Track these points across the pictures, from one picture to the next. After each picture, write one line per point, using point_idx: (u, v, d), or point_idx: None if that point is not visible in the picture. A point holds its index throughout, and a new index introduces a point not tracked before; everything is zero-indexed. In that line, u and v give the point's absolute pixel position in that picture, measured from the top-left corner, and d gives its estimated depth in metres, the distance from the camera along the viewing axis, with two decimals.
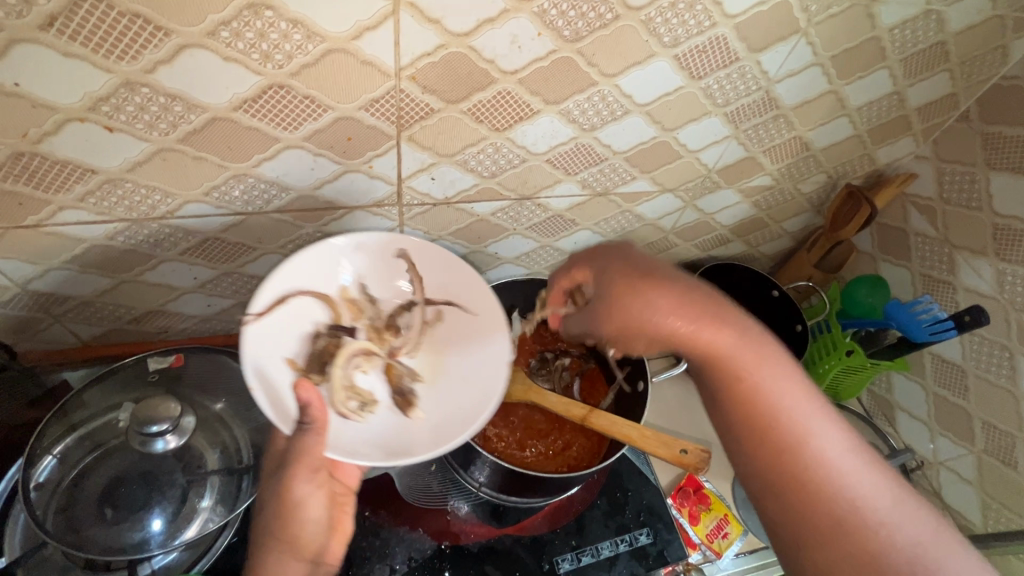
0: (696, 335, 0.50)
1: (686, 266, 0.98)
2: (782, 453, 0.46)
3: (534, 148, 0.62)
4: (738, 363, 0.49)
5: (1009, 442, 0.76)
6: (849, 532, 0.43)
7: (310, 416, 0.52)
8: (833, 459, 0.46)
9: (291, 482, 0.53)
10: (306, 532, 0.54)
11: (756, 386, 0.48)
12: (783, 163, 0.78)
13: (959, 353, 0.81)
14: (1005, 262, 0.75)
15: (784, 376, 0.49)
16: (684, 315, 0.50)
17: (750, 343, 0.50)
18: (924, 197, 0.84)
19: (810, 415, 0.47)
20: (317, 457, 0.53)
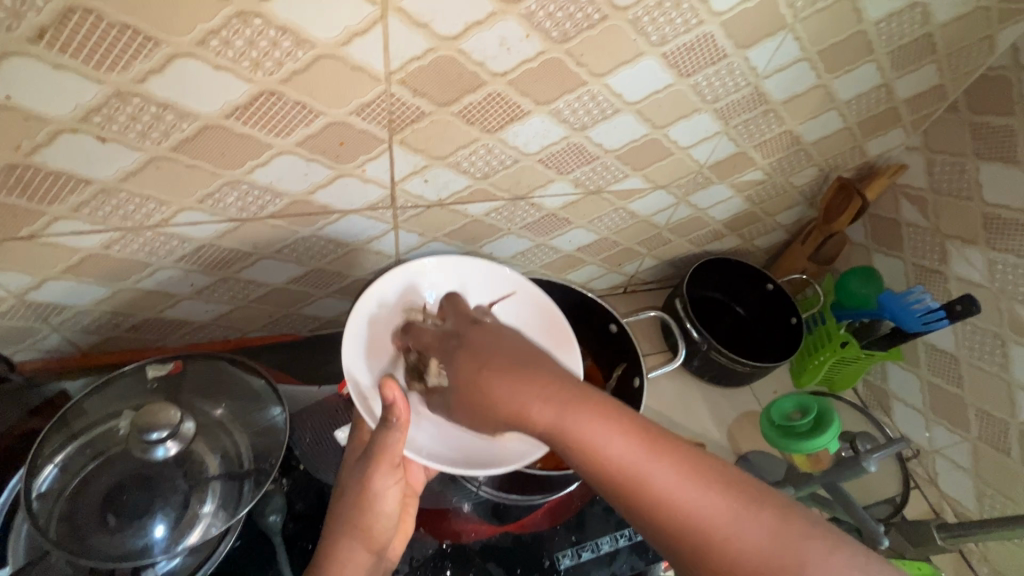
0: (519, 406, 0.47)
1: (681, 261, 0.98)
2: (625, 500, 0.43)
3: (525, 148, 0.63)
4: (556, 425, 0.45)
5: (1003, 429, 0.77)
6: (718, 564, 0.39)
7: (395, 414, 0.50)
8: (673, 492, 0.41)
9: (370, 475, 0.53)
10: (380, 525, 0.54)
11: (578, 443, 0.44)
12: (774, 158, 0.79)
13: (953, 342, 0.82)
14: (996, 251, 0.76)
15: (602, 423, 0.44)
16: (504, 385, 0.49)
17: (558, 399, 0.46)
18: (915, 187, 0.84)
19: (635, 454, 0.43)
20: (398, 453, 0.52)
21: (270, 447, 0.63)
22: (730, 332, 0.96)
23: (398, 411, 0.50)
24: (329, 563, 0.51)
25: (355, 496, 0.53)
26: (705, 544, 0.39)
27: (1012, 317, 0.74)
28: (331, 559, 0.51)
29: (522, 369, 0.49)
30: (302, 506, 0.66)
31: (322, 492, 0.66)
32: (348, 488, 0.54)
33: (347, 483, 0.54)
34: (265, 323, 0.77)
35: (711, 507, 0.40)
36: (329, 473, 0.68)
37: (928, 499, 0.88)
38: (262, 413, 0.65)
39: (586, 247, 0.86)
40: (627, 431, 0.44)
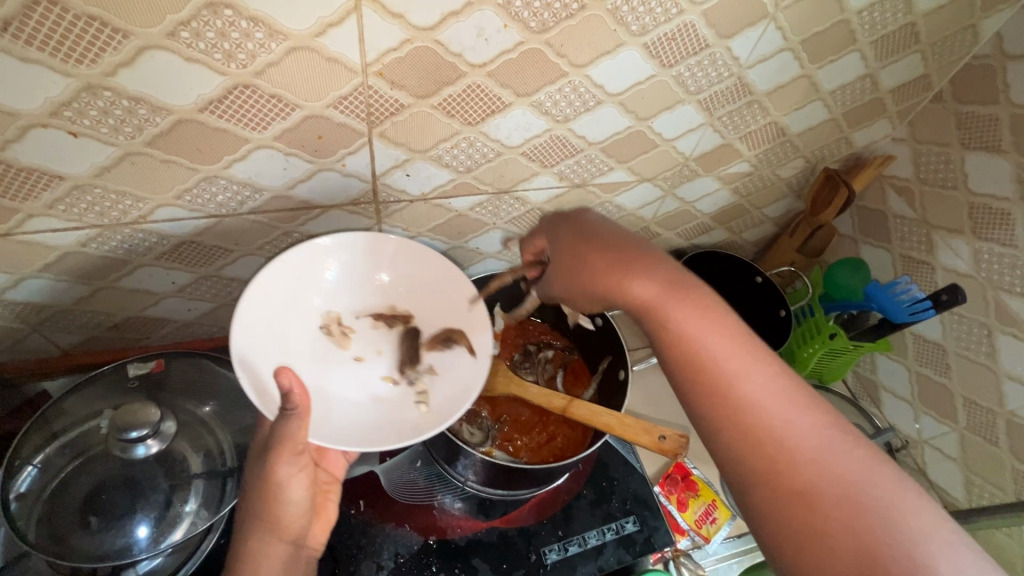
0: (632, 289, 0.49)
1: (669, 255, 0.98)
2: (715, 401, 0.45)
3: (508, 141, 0.62)
4: (665, 309, 0.48)
5: (990, 419, 0.77)
6: (781, 472, 0.42)
7: (294, 402, 0.51)
8: (770, 405, 0.44)
9: (273, 465, 0.51)
10: (291, 514, 0.53)
11: (679, 334, 0.47)
12: (760, 149, 0.79)
13: (939, 332, 0.82)
14: (981, 240, 0.76)
15: (709, 320, 0.47)
16: (616, 271, 0.50)
17: (673, 288, 0.49)
18: (902, 178, 0.84)
19: (741, 358, 0.45)
20: (299, 440, 0.52)
21: (255, 445, 0.63)
22: None
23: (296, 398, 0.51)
24: (247, 556, 0.50)
25: (259, 487, 0.52)
26: (784, 455, 0.42)
27: (998, 305, 0.74)
28: (247, 552, 0.50)
29: (642, 257, 0.51)
30: None
31: None
32: (253, 479, 0.52)
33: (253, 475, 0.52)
34: None
35: (802, 425, 0.43)
36: None
37: (917, 489, 0.88)
38: (246, 411, 0.65)
39: None
40: (736, 335, 0.47)
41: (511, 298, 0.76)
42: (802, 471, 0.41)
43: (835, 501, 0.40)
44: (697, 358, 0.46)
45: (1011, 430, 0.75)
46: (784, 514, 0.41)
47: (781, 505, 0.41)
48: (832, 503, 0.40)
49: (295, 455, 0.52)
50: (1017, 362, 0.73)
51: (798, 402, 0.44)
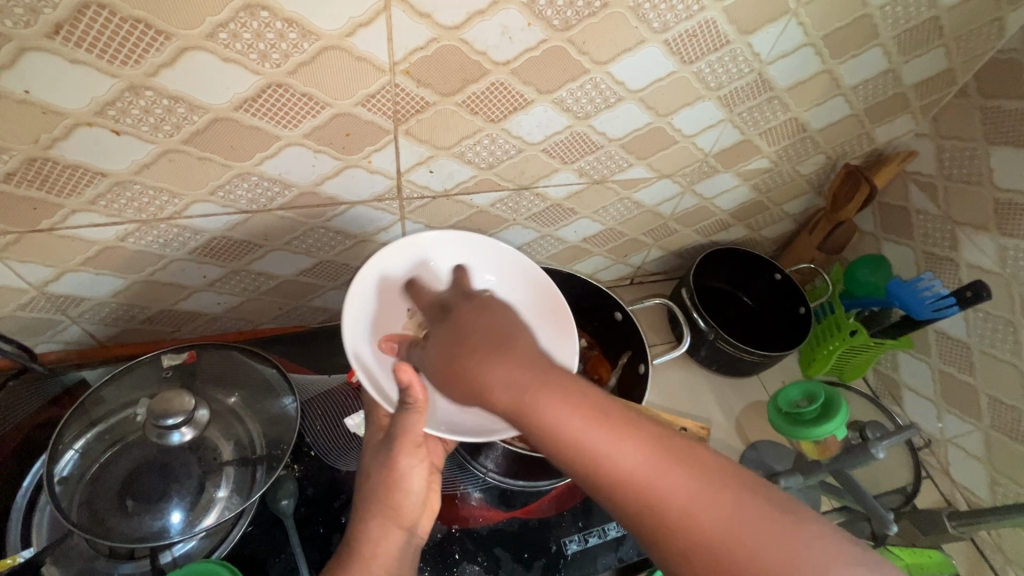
0: (489, 378, 0.47)
1: (688, 252, 0.98)
2: (592, 486, 0.43)
3: (529, 138, 0.63)
4: (529, 409, 0.44)
5: (1015, 417, 0.76)
6: (677, 542, 0.40)
7: (412, 397, 0.52)
8: (643, 475, 0.42)
9: (397, 457, 0.54)
10: (408, 503, 0.55)
11: (542, 428, 0.44)
12: (780, 145, 0.79)
13: (964, 330, 0.81)
14: (1007, 236, 0.75)
15: (563, 404, 0.44)
16: (474, 361, 0.49)
17: (524, 377, 0.46)
18: (925, 174, 0.84)
19: (601, 436, 0.43)
20: (417, 433, 0.54)
21: (283, 434, 0.64)
22: (738, 322, 0.96)
23: (415, 393, 0.51)
24: (366, 543, 0.53)
25: (383, 476, 0.55)
26: (668, 527, 0.41)
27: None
28: (369, 539, 0.53)
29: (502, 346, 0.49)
30: (313, 491, 0.67)
31: (332, 478, 0.68)
32: (376, 469, 0.56)
33: (371, 464, 0.56)
34: (276, 315, 0.79)
35: (678, 490, 0.41)
36: (340, 459, 0.70)
37: (940, 488, 0.87)
38: (274, 402, 0.67)
39: (593, 238, 0.86)
40: (589, 409, 0.44)
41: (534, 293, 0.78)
42: (696, 536, 0.40)
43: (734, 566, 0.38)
44: (579, 455, 0.43)
45: None
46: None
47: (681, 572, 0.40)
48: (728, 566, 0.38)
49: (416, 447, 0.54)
50: None
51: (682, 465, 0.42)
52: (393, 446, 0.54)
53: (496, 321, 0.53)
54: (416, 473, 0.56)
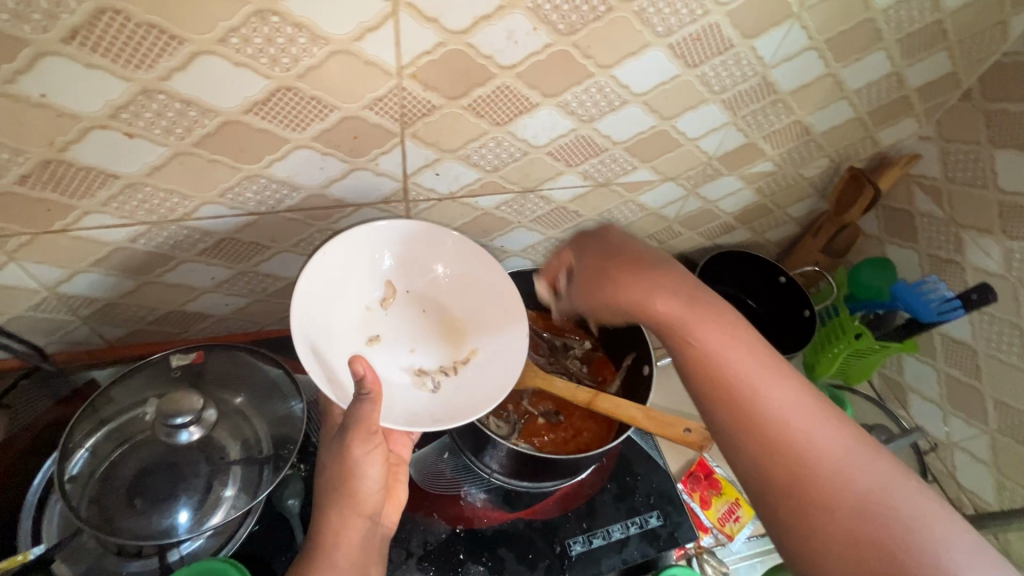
0: (654, 303, 0.49)
1: (691, 255, 0.99)
2: (740, 422, 0.44)
3: (534, 141, 0.64)
4: (687, 326, 0.48)
5: (1022, 420, 0.76)
6: (817, 494, 0.41)
7: (366, 388, 0.50)
8: (801, 420, 0.43)
9: (352, 445, 0.54)
10: (367, 491, 0.56)
11: (702, 355, 0.47)
12: (784, 148, 0.79)
13: (969, 332, 0.80)
14: (1012, 239, 0.75)
15: (730, 338, 0.47)
16: (629, 280, 0.51)
17: (696, 303, 0.49)
18: (929, 177, 0.84)
19: (767, 375, 0.45)
20: (374, 422, 0.53)
21: (290, 434, 0.65)
22: None
23: (369, 384, 0.50)
24: (327, 532, 0.52)
25: (339, 465, 0.55)
26: (818, 486, 0.41)
27: None
28: (327, 528, 0.53)
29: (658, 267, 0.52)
30: None
31: None
32: (332, 457, 0.56)
33: (330, 455, 0.56)
34: (282, 317, 0.79)
35: (838, 444, 0.42)
36: None
37: (946, 492, 0.86)
38: (280, 403, 0.67)
39: None
40: (764, 354, 0.46)
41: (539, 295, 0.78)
42: (841, 498, 0.40)
43: (880, 536, 0.38)
44: (734, 390, 0.45)
45: None
46: (824, 541, 0.40)
47: (817, 529, 0.40)
48: (871, 531, 0.38)
49: (370, 436, 0.53)
50: None
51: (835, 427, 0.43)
52: (347, 434, 0.53)
53: (655, 251, 0.55)
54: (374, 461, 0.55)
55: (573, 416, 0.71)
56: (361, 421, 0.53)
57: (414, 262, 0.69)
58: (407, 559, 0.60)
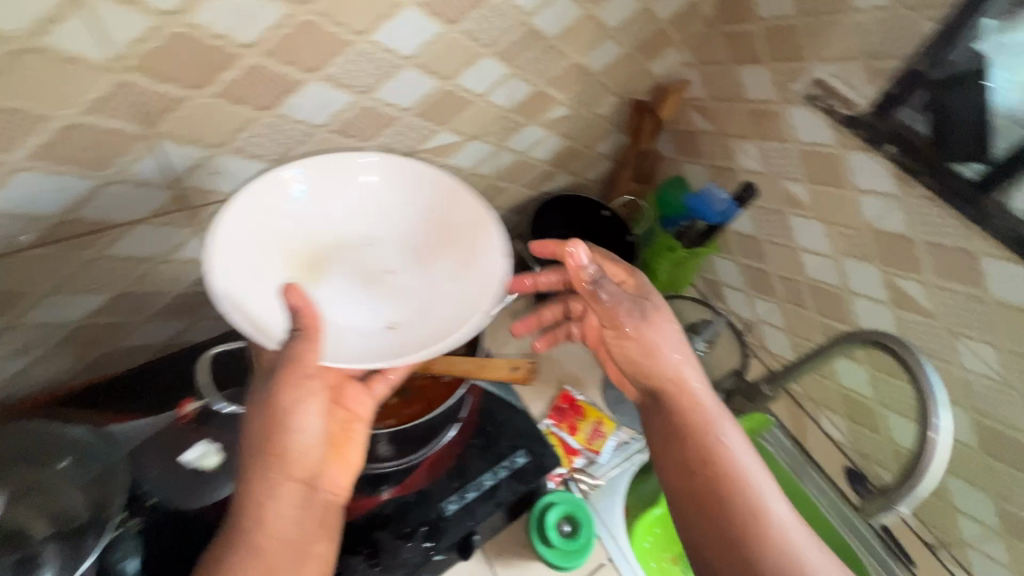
0: (660, 361, 0.66)
1: (523, 207, 1.03)
2: (705, 458, 0.60)
3: (314, 121, 0.61)
4: (680, 390, 0.64)
5: (799, 287, 0.91)
6: (720, 504, 0.58)
7: (302, 322, 0.50)
8: (745, 463, 0.60)
9: (281, 392, 0.52)
10: (301, 457, 0.55)
11: (681, 407, 0.63)
12: (572, 92, 0.84)
13: (751, 225, 0.95)
14: (764, 140, 0.88)
15: (698, 396, 0.64)
16: (659, 359, 0.66)
17: (680, 378, 0.65)
18: (699, 98, 0.95)
19: (725, 426, 0.62)
20: (308, 364, 0.50)
21: (107, 491, 0.57)
22: None
23: (303, 317, 0.49)
24: (257, 498, 0.52)
25: (268, 417, 0.53)
26: (716, 509, 0.58)
27: (786, 193, 0.87)
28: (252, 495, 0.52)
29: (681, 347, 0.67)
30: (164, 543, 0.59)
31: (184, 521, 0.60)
32: (275, 404, 0.53)
33: (262, 401, 0.53)
34: (82, 367, 0.69)
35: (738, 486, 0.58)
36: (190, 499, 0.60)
37: (762, 361, 1.03)
38: (91, 460, 0.59)
39: None
40: (727, 411, 0.64)
41: None
42: (729, 510, 0.57)
43: (749, 545, 0.55)
44: (698, 429, 0.62)
45: (814, 292, 0.89)
46: (735, 541, 0.56)
47: (716, 534, 0.57)
48: (741, 545, 0.55)
49: (305, 373, 0.51)
50: (806, 237, 0.87)
51: (751, 456, 0.61)
52: (263, 387, 0.54)
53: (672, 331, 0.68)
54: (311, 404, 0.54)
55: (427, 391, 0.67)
56: (298, 361, 0.50)
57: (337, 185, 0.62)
58: None
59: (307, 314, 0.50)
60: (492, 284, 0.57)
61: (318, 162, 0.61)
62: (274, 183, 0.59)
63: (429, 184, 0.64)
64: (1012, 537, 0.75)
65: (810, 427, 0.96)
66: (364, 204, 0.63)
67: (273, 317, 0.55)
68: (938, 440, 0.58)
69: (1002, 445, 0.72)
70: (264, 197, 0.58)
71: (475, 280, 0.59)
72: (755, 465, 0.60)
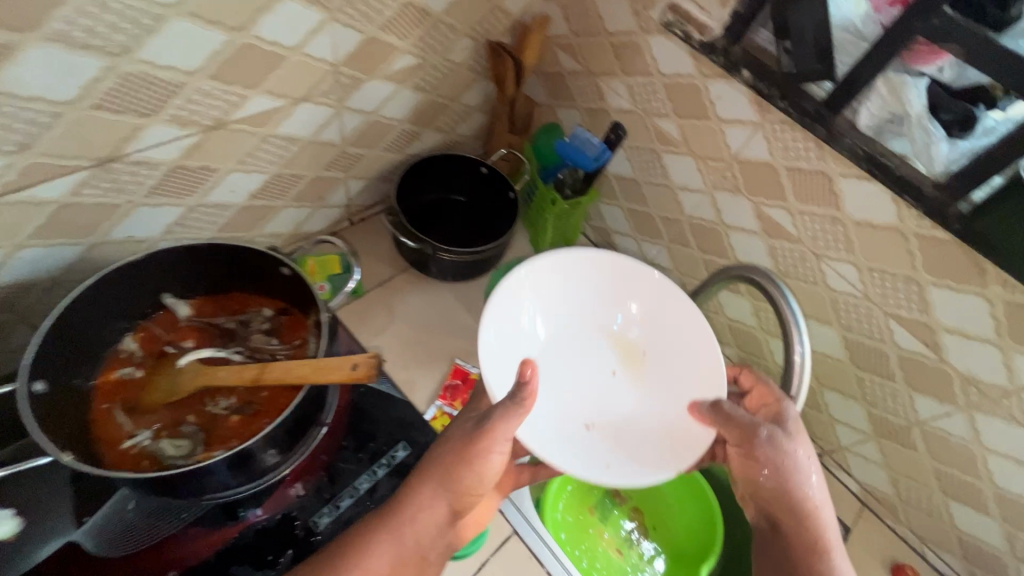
0: (766, 486, 0.59)
1: (391, 173, 0.93)
2: (795, 544, 0.57)
3: (57, 96, 0.48)
4: (801, 510, 0.57)
5: (680, 227, 0.90)
6: None
7: (525, 394, 0.51)
8: (836, 559, 0.57)
9: (483, 444, 0.51)
10: (472, 489, 0.54)
11: (796, 506, 0.57)
12: (414, 37, 0.74)
13: (629, 168, 0.91)
14: (629, 75, 0.83)
15: (812, 503, 0.58)
16: (796, 464, 0.58)
17: (814, 549, 0.57)
18: (562, 35, 0.88)
19: (830, 551, 0.57)
20: (502, 431, 0.51)
21: None
22: (463, 224, 0.96)
23: (529, 389, 0.51)
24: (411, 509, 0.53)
25: (456, 458, 0.52)
26: None
27: (656, 131, 0.84)
28: (414, 510, 0.53)
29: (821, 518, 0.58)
30: None
31: None
32: (471, 442, 0.52)
33: (454, 438, 0.54)
34: None
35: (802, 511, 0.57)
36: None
37: None
38: None
39: (262, 192, 0.75)
40: (824, 526, 0.58)
41: (175, 277, 0.60)
42: None
43: None
44: (809, 540, 0.57)
45: (695, 230, 0.88)
46: None
47: None
48: None
49: (506, 441, 0.52)
50: (681, 174, 0.84)
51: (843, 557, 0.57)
52: (479, 429, 0.52)
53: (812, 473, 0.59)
54: (490, 456, 0.52)
55: (274, 397, 0.57)
56: (503, 428, 0.51)
57: (586, 333, 0.74)
58: None
59: (527, 387, 0.51)
60: (687, 447, 0.64)
61: (554, 270, 0.72)
62: (515, 311, 0.70)
63: (670, 302, 0.71)
64: (883, 439, 0.80)
65: None
66: (602, 314, 0.74)
67: (496, 377, 0.63)
68: (800, 358, 0.60)
69: (867, 358, 0.75)
70: (512, 309, 0.69)
71: (674, 423, 0.67)
72: (833, 555, 0.57)
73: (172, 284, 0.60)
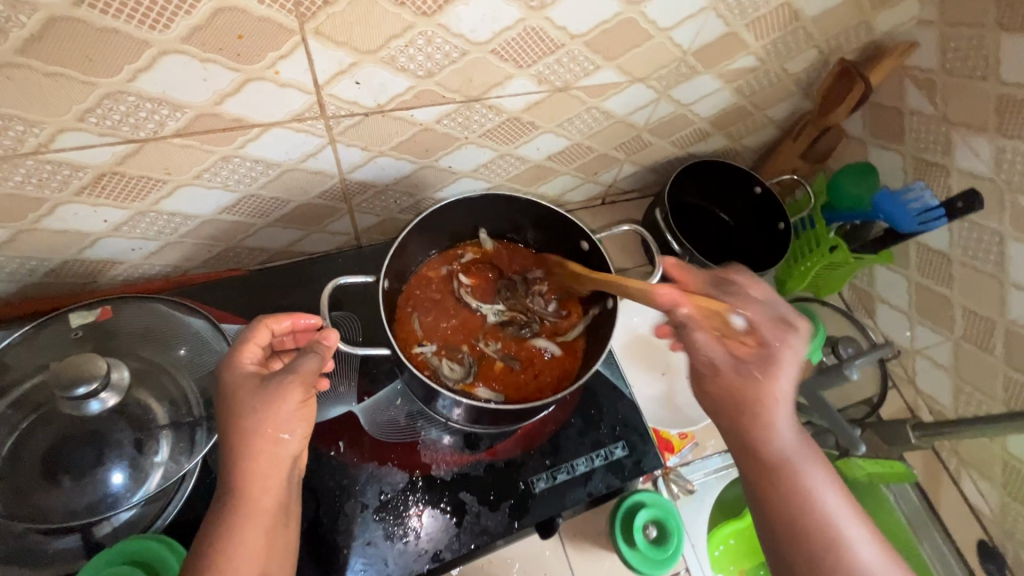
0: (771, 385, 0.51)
1: (663, 167, 0.90)
2: (741, 418, 0.52)
3: (474, 36, 0.52)
4: (741, 401, 0.52)
5: (988, 328, 0.75)
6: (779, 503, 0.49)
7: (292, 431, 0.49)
8: (797, 457, 0.50)
9: (242, 467, 0.47)
10: (260, 497, 0.47)
11: (743, 404, 0.52)
12: (769, 39, 0.68)
13: (947, 241, 0.77)
14: (1005, 138, 0.68)
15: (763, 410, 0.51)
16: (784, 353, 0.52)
17: (750, 409, 0.52)
18: (924, 69, 0.75)
19: (771, 414, 0.51)
20: (266, 450, 0.48)
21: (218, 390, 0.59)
22: (715, 240, 0.91)
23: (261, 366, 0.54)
24: (247, 484, 0.47)
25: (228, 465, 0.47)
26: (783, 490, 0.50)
27: (1015, 211, 0.69)
28: (248, 475, 0.47)
29: (752, 398, 0.52)
30: None
31: None
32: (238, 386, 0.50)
33: (229, 390, 0.50)
34: (207, 259, 0.71)
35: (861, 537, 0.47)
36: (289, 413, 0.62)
37: (904, 397, 0.88)
38: (206, 356, 0.60)
39: (557, 155, 0.77)
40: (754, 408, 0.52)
41: (490, 217, 0.65)
42: (782, 492, 0.50)
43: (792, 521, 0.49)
44: (746, 415, 0.52)
45: (1010, 340, 0.72)
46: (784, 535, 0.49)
47: (781, 519, 0.49)
48: (798, 517, 0.48)
49: (273, 461, 0.48)
50: None
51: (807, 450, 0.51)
52: (284, 377, 0.50)
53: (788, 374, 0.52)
54: (289, 401, 0.49)
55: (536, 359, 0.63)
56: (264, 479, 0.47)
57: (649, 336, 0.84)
58: (362, 511, 0.57)
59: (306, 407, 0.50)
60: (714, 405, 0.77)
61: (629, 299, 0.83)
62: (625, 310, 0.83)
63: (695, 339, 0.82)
64: None
65: (945, 481, 0.83)
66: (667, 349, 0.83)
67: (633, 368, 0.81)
68: None
69: None
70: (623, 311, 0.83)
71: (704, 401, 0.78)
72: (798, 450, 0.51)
73: (492, 222, 0.67)
